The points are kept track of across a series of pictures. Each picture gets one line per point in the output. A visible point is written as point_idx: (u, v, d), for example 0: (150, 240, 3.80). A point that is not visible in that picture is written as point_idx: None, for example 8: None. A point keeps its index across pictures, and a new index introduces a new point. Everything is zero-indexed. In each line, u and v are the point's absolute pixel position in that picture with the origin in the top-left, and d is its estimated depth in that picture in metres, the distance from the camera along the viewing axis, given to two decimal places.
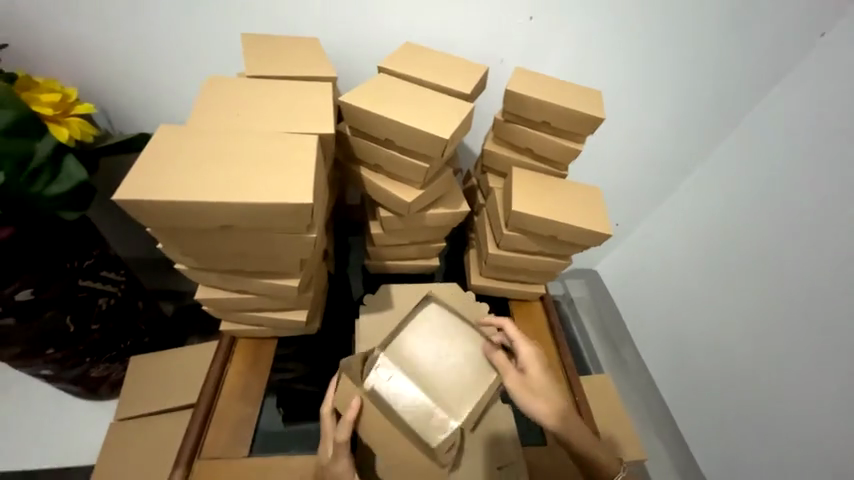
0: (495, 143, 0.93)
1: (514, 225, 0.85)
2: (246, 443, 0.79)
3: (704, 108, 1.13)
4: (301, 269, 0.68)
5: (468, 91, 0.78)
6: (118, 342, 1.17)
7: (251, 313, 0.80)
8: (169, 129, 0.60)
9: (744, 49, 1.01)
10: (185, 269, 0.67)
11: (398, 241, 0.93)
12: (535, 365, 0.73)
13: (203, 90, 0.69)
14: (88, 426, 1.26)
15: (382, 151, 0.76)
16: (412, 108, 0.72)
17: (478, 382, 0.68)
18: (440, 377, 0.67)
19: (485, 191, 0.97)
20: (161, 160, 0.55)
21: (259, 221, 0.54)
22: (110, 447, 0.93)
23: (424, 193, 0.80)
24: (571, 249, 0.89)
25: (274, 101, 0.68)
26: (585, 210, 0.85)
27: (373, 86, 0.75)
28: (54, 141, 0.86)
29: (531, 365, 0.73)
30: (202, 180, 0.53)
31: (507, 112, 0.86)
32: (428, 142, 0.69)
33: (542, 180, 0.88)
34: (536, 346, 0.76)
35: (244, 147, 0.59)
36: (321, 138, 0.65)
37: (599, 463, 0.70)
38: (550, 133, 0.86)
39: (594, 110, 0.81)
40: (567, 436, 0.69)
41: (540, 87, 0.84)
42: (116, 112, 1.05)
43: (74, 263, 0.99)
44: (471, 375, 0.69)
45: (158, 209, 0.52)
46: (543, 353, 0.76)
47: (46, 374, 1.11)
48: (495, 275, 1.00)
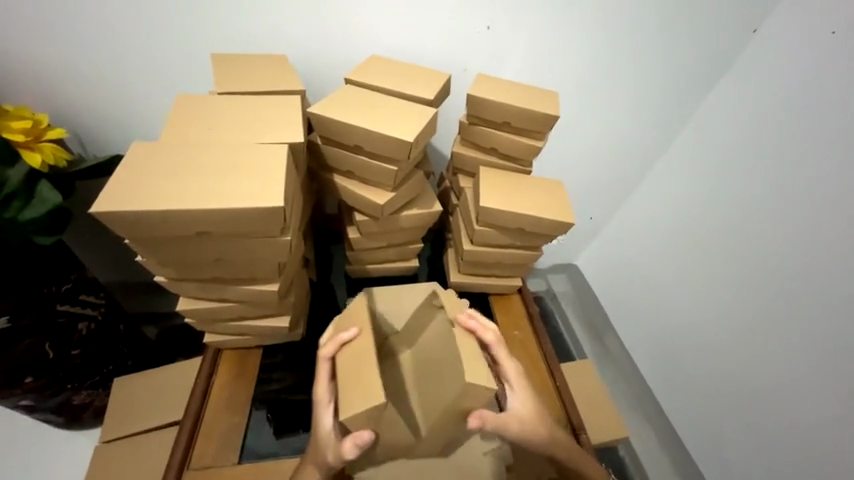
0: (462, 146, 0.98)
1: (484, 221, 0.89)
2: (235, 451, 0.80)
3: (658, 103, 1.21)
4: (280, 274, 0.70)
5: (431, 96, 0.83)
6: (100, 366, 1.16)
7: (234, 322, 0.81)
8: (144, 146, 0.62)
9: (687, 47, 1.10)
10: (166, 281, 0.69)
11: (375, 244, 0.96)
12: (520, 391, 0.71)
13: (176, 108, 0.72)
14: (72, 456, 1.23)
15: (353, 158, 0.79)
16: (378, 115, 0.76)
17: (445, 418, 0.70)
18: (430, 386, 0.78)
19: (456, 191, 1.02)
20: (138, 174, 0.58)
21: (235, 226, 0.57)
22: (96, 471, 0.91)
23: (397, 195, 0.84)
24: (541, 241, 0.93)
25: (245, 115, 0.71)
26: (550, 203, 0.90)
27: (341, 97, 0.80)
28: (27, 166, 0.87)
29: (516, 388, 0.71)
30: (179, 190, 0.56)
31: (471, 115, 0.91)
32: (396, 146, 0.74)
33: (508, 177, 0.93)
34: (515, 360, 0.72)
35: (217, 159, 0.61)
36: (292, 147, 0.68)
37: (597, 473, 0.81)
38: (512, 133, 0.92)
39: (551, 108, 0.87)
40: (571, 459, 0.76)
41: (500, 91, 0.90)
42: (90, 135, 1.06)
43: (52, 288, 0.99)
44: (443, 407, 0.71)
45: (136, 221, 0.54)
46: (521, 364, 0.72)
47: (26, 404, 1.09)
48: (472, 272, 1.04)
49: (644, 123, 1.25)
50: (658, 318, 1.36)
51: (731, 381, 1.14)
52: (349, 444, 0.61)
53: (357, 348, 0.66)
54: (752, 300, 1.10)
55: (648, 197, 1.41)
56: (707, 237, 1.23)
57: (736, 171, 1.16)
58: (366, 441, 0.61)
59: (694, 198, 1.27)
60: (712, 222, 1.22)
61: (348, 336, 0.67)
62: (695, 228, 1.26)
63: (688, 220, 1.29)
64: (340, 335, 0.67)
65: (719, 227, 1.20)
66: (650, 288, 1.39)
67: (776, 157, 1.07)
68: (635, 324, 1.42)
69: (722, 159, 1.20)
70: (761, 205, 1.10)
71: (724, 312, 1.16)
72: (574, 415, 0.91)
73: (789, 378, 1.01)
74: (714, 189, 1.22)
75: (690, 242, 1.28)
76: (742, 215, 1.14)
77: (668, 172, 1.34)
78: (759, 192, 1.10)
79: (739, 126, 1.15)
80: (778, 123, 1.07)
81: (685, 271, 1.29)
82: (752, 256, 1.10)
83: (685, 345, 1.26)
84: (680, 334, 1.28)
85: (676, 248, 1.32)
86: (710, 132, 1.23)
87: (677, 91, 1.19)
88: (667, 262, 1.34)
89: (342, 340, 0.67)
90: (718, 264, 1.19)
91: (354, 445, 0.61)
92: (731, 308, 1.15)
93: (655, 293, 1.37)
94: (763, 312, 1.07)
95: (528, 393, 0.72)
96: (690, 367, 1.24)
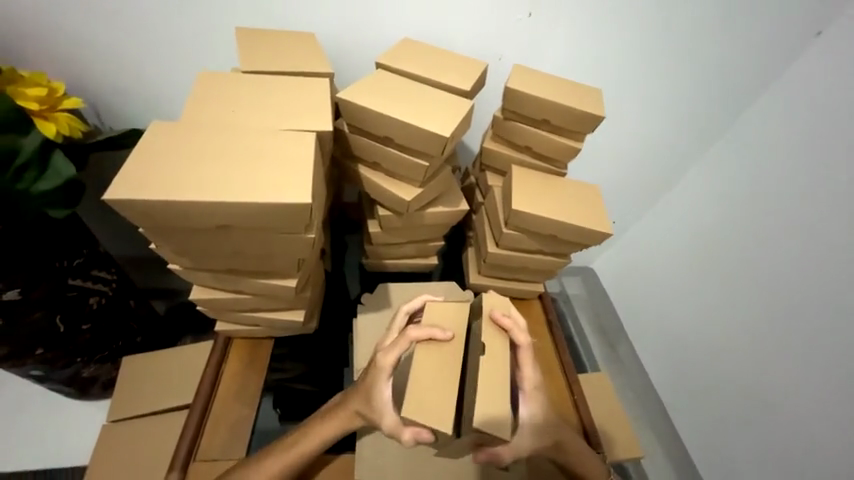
0: (494, 141, 0.92)
1: (513, 224, 0.84)
2: (243, 445, 0.78)
3: (697, 106, 1.12)
4: (297, 270, 0.66)
5: (468, 87, 0.77)
6: (109, 342, 1.15)
7: (248, 313, 0.78)
8: (162, 125, 0.58)
9: (737, 44, 1.01)
10: (180, 269, 0.66)
11: (396, 240, 0.91)
12: (535, 402, 0.67)
13: (196, 86, 0.67)
14: (79, 426, 1.24)
15: (381, 149, 0.75)
16: (411, 105, 0.71)
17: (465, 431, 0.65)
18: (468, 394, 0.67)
19: (483, 189, 0.96)
20: (154, 158, 0.53)
21: (256, 221, 0.53)
22: (103, 449, 0.91)
23: (424, 191, 0.79)
24: (570, 248, 0.88)
25: (270, 99, 0.66)
26: (584, 209, 0.84)
27: (371, 82, 0.74)
28: (40, 136, 0.84)
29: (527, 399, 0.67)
30: (199, 179, 0.52)
31: (507, 109, 0.85)
32: (429, 139, 0.68)
33: (541, 178, 0.87)
34: (527, 366, 0.67)
35: (240, 145, 0.57)
36: (320, 135, 0.64)
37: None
38: (550, 131, 0.85)
39: (595, 107, 0.81)
40: (582, 473, 0.73)
41: (540, 84, 0.83)
42: (106, 107, 1.02)
43: (64, 262, 0.97)
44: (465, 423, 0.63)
45: (153, 210, 0.50)
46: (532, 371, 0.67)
47: (36, 375, 1.09)
48: (494, 274, 0.99)
49: (681, 124, 1.16)
50: (670, 332, 1.24)
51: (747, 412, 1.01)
52: (409, 434, 0.59)
53: (446, 352, 0.61)
54: (774, 322, 0.98)
55: (675, 204, 1.32)
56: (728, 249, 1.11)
57: (775, 182, 1.03)
58: (426, 440, 0.57)
59: (723, 208, 1.15)
60: (740, 235, 1.10)
61: (440, 338, 0.62)
62: (720, 242, 1.14)
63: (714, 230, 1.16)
64: (435, 332, 0.62)
65: (750, 239, 1.07)
66: None
67: (825, 170, 0.93)
68: None
69: None
70: (801, 223, 0.97)
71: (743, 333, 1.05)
72: (591, 430, 0.86)
73: (807, 418, 0.91)
74: (747, 199, 1.09)
75: (711, 254, 1.16)
76: (779, 231, 1.01)
77: (701, 178, 1.24)
78: (796, 208, 0.98)
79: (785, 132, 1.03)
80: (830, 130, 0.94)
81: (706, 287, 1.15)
82: (781, 276, 0.98)
83: (695, 368, 1.15)
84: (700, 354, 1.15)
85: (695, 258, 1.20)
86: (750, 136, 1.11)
87: (720, 93, 1.10)
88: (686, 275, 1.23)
89: (434, 335, 0.62)
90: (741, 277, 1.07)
91: (414, 438, 0.58)
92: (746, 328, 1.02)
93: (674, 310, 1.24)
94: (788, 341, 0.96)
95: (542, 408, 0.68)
96: (708, 393, 1.11)
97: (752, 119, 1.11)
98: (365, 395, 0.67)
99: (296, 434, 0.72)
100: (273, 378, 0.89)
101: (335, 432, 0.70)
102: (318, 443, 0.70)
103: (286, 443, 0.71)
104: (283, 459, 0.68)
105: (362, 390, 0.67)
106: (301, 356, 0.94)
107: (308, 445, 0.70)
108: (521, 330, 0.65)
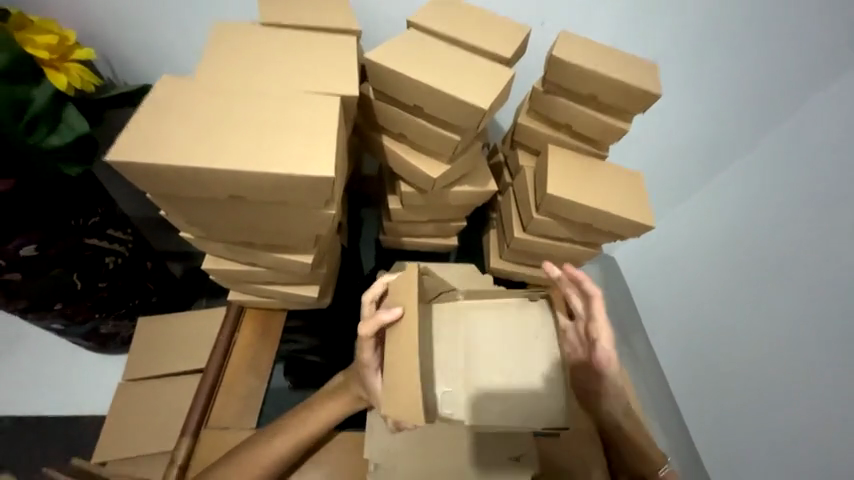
0: (529, 117, 0.84)
1: (545, 209, 0.78)
2: (253, 417, 0.77)
3: (761, 81, 0.95)
4: (314, 246, 0.62)
5: (508, 55, 0.69)
6: (126, 300, 1.15)
7: (262, 286, 0.76)
8: (170, 80, 0.52)
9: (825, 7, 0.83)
10: (192, 238, 0.62)
11: (417, 218, 0.86)
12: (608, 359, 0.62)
13: (210, 39, 0.61)
14: (99, 378, 1.27)
15: (409, 120, 0.68)
16: (445, 71, 0.64)
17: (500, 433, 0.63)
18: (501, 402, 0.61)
19: (513, 169, 0.90)
20: (163, 117, 0.49)
21: (273, 194, 0.48)
22: (119, 403, 0.92)
23: (451, 168, 0.73)
24: (603, 238, 0.82)
25: (290, 57, 0.60)
26: (625, 196, 0.78)
27: (401, 43, 0.66)
28: (51, 88, 0.80)
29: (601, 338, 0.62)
30: (215, 142, 0.47)
31: (549, 81, 0.77)
32: (463, 111, 0.62)
33: (579, 160, 0.80)
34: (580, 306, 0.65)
35: (258, 107, 0.51)
36: (343, 100, 0.57)
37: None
38: (594, 109, 0.77)
39: (650, 84, 0.72)
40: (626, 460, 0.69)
41: (589, 54, 0.74)
42: (119, 60, 0.96)
43: (79, 220, 0.95)
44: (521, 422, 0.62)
45: (164, 175, 0.46)
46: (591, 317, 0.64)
47: (57, 328, 1.11)
48: (516, 260, 0.94)
49: (737, 104, 1.00)
50: (683, 338, 1.11)
51: (760, 433, 0.91)
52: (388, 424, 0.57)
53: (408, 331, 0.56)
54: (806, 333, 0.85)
55: (713, 196, 1.13)
56: (761, 250, 0.96)
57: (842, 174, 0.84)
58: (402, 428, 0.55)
59: (763, 206, 0.98)
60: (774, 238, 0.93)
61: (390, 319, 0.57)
62: (756, 245, 0.97)
63: (744, 230, 1.01)
64: (380, 316, 0.57)
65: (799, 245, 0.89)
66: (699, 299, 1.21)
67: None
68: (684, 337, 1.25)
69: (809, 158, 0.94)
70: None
71: (765, 350, 0.91)
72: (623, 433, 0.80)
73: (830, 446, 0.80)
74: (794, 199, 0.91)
75: (736, 253, 1.01)
76: (829, 238, 0.84)
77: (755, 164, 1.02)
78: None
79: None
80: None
81: (728, 292, 1.01)
82: (821, 284, 0.84)
83: (712, 379, 1.02)
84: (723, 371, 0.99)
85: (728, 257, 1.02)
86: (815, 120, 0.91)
87: (798, 66, 0.91)
88: (713, 280, 1.05)
89: (381, 321, 0.57)
90: (777, 281, 0.91)
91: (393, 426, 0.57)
92: (780, 341, 0.89)
93: (695, 313, 1.08)
94: (826, 369, 0.81)
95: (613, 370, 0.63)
96: (720, 406, 0.99)
97: (828, 100, 0.89)
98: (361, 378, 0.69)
99: (300, 416, 0.70)
100: (286, 349, 0.87)
101: (340, 408, 0.70)
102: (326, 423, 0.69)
103: (291, 425, 0.69)
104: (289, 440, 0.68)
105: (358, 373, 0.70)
106: (315, 330, 0.91)
107: (315, 426, 0.69)
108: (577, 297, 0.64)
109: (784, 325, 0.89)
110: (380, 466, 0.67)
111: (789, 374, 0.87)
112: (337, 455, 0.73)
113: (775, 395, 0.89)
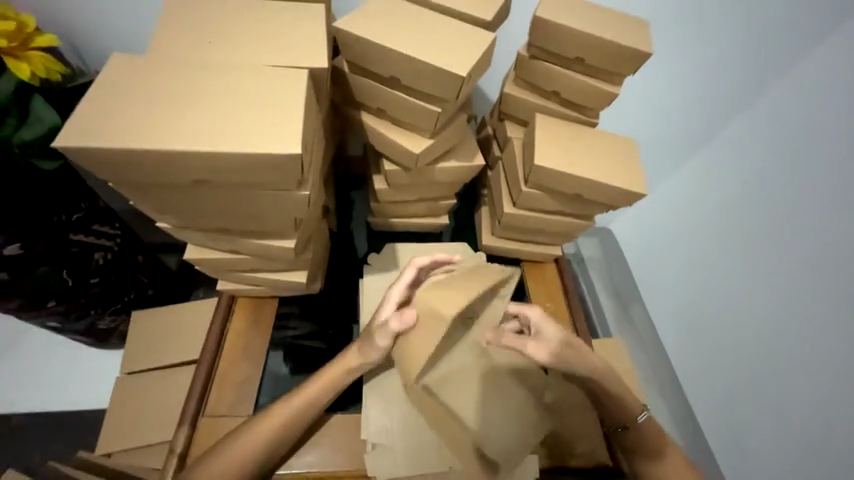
0: (516, 86, 0.81)
1: (533, 182, 0.75)
2: (250, 403, 0.78)
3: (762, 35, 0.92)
4: (295, 230, 0.61)
5: (489, 18, 0.64)
6: (121, 295, 1.13)
7: (248, 273, 0.75)
8: (127, 60, 0.49)
9: None
10: (168, 228, 0.61)
11: (404, 198, 0.84)
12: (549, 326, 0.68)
13: (169, 15, 0.57)
14: (97, 373, 1.26)
15: (387, 93, 0.65)
16: (421, 38, 0.60)
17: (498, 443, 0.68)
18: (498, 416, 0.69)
19: (501, 142, 0.87)
20: (118, 99, 0.46)
21: (242, 176, 0.46)
22: (119, 397, 0.93)
23: (435, 143, 0.70)
24: (595, 209, 0.80)
25: (256, 31, 0.56)
26: (616, 164, 0.75)
27: (374, 10, 0.63)
28: (13, 79, 0.76)
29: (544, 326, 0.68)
30: (175, 123, 0.45)
31: (534, 46, 0.73)
32: (443, 80, 0.59)
33: (568, 129, 0.77)
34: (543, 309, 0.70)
35: (219, 85, 0.49)
36: (312, 74, 0.54)
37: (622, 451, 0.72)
38: (582, 73, 0.74)
39: (641, 42, 0.68)
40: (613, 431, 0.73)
41: (576, 14, 0.70)
42: (86, 46, 0.91)
43: (62, 217, 0.93)
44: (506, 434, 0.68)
45: (126, 162, 0.44)
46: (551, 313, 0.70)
47: (54, 325, 1.11)
48: (508, 236, 0.92)
49: (737, 61, 0.96)
50: (686, 312, 1.13)
51: (766, 398, 0.94)
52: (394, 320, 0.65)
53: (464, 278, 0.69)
54: (806, 288, 0.90)
55: (718, 163, 1.13)
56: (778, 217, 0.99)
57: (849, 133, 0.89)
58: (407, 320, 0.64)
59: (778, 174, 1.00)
60: (793, 211, 0.96)
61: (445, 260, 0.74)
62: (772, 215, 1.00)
63: (760, 202, 1.02)
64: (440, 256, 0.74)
65: (817, 214, 0.91)
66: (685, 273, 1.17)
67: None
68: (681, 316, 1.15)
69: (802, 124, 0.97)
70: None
71: (775, 319, 0.94)
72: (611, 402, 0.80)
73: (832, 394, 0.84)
74: (814, 169, 0.93)
75: (750, 220, 1.04)
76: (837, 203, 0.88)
77: (762, 126, 1.04)
78: None
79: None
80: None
81: (741, 265, 1.03)
82: (838, 253, 0.86)
83: (716, 351, 1.04)
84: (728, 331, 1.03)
85: (744, 221, 1.05)
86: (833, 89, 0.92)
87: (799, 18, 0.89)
88: (725, 245, 1.08)
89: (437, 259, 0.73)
90: (787, 247, 0.95)
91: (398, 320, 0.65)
92: (793, 308, 0.92)
93: (703, 276, 1.11)
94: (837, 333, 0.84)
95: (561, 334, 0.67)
96: (723, 377, 1.01)
97: (832, 52, 0.92)
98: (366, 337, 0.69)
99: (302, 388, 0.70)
100: (279, 335, 0.86)
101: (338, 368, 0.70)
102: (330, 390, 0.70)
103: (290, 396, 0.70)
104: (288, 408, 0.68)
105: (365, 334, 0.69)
106: (309, 315, 0.90)
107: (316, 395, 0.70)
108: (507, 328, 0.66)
109: (790, 289, 0.93)
110: (378, 445, 0.68)
111: (801, 340, 0.89)
112: (334, 437, 0.73)
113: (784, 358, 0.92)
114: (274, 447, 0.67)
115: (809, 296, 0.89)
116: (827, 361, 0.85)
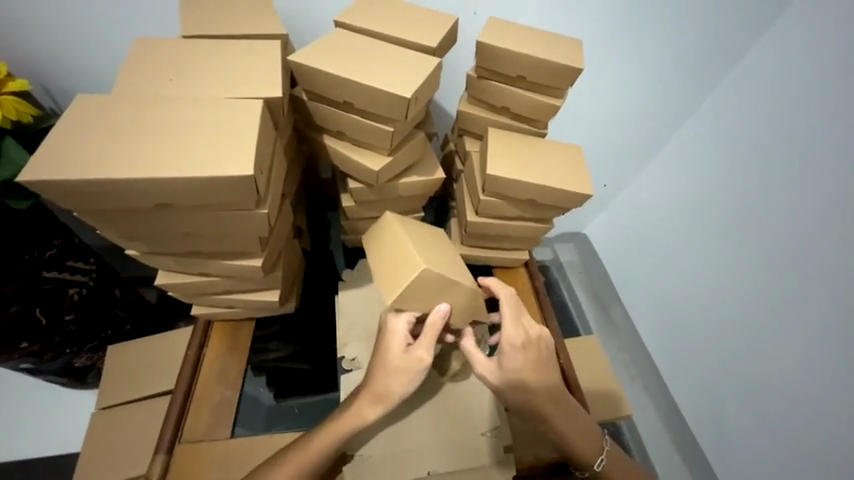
0: (469, 104, 0.87)
1: (490, 190, 0.80)
2: (228, 426, 0.78)
3: (689, 48, 1.03)
4: (262, 248, 0.64)
5: (434, 44, 0.70)
6: (97, 331, 1.12)
7: (221, 296, 0.77)
8: (95, 100, 0.53)
9: None
10: (138, 255, 0.63)
11: (372, 214, 0.88)
12: (516, 354, 0.66)
13: (135, 57, 0.62)
14: (74, 414, 1.22)
15: (343, 117, 0.70)
16: (371, 66, 0.65)
17: (473, 443, 0.71)
18: (473, 414, 0.73)
19: (462, 156, 0.92)
20: (83, 137, 0.49)
21: (200, 197, 0.50)
22: (94, 436, 0.91)
23: (394, 160, 0.75)
24: (551, 213, 0.86)
25: (217, 66, 0.61)
26: (565, 170, 0.81)
27: (327, 42, 0.68)
28: None
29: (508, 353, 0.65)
30: (137, 155, 0.48)
31: (481, 68, 0.79)
32: (390, 102, 0.64)
33: (519, 140, 0.83)
34: (523, 335, 0.67)
35: (180, 117, 0.53)
36: (267, 103, 0.59)
37: (587, 460, 0.72)
38: (526, 89, 0.80)
39: (574, 59, 0.75)
40: (585, 455, 0.72)
41: (515, 37, 0.77)
42: (59, 87, 0.95)
43: (34, 254, 0.94)
44: (477, 434, 0.72)
45: (91, 191, 0.47)
46: (533, 342, 0.67)
47: (27, 367, 1.08)
48: (477, 244, 0.96)
49: (672, 72, 1.07)
50: (659, 304, 1.19)
51: (737, 380, 0.99)
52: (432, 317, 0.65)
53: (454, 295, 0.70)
54: (763, 279, 0.96)
55: (673, 164, 1.22)
56: (728, 213, 1.05)
57: (785, 131, 0.95)
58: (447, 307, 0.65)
59: (725, 173, 1.08)
60: (742, 205, 1.03)
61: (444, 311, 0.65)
62: (723, 210, 1.07)
63: (710, 198, 1.10)
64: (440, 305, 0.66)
65: (763, 200, 0.98)
66: (653, 268, 1.23)
67: (832, 122, 0.86)
68: (652, 310, 1.21)
69: (741, 126, 1.05)
70: (807, 175, 0.90)
71: (739, 310, 1.00)
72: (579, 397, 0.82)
73: (800, 379, 0.87)
74: (756, 166, 1.01)
75: (706, 216, 1.11)
76: (782, 198, 0.95)
77: (705, 129, 1.14)
78: (807, 162, 0.91)
79: (797, 78, 0.94)
80: (848, 70, 0.85)
81: (703, 253, 1.10)
82: (784, 237, 0.93)
83: (691, 342, 1.10)
84: (697, 320, 1.09)
85: (699, 215, 1.13)
86: (760, 87, 1.01)
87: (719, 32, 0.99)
88: (688, 240, 1.15)
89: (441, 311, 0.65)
90: (740, 241, 1.02)
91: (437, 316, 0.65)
92: (750, 295, 0.98)
93: (669, 271, 1.18)
94: (790, 310, 0.90)
95: (530, 355, 0.66)
96: (700, 361, 1.07)
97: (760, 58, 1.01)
98: (375, 398, 0.66)
99: (375, 387, 0.66)
100: (258, 358, 0.87)
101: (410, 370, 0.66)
102: (407, 382, 0.65)
103: (369, 402, 0.66)
104: (382, 409, 0.66)
105: (371, 392, 0.66)
106: (288, 335, 0.92)
107: (393, 391, 0.65)
108: (471, 335, 0.70)
109: (748, 280, 0.99)
110: (358, 456, 0.69)
111: (763, 319, 0.95)
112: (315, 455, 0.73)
113: (752, 346, 0.97)
114: (315, 472, 0.65)
115: (766, 287, 0.95)
116: (788, 345, 0.90)
